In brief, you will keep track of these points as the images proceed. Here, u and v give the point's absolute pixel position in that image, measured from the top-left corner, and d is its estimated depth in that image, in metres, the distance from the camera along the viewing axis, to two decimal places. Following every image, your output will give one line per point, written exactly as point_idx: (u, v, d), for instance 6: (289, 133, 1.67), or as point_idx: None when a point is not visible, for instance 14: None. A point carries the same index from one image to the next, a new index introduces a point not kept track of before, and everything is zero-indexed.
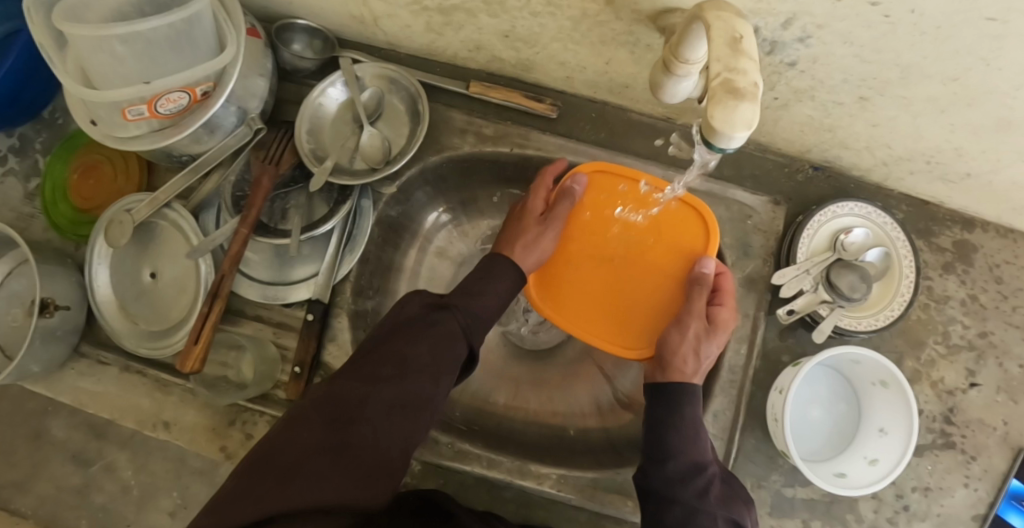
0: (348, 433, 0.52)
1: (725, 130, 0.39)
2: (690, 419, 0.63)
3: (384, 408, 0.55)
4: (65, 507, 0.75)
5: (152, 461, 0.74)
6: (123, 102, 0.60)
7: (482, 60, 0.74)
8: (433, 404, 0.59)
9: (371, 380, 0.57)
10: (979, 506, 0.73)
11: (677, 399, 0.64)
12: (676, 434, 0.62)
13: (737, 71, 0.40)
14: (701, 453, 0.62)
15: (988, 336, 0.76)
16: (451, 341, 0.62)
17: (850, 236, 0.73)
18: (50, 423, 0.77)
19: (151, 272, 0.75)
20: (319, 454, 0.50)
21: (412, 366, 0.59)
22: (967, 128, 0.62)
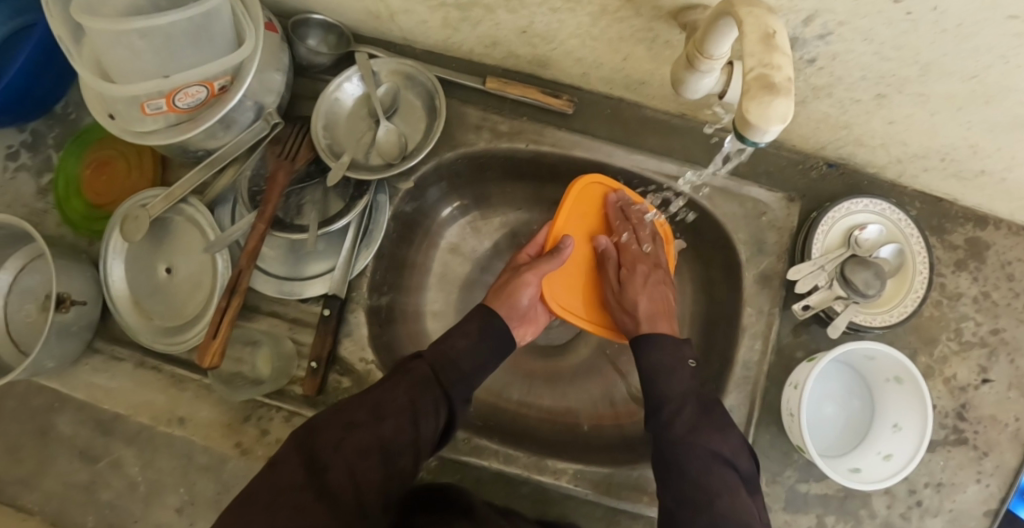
0: (321, 477, 0.54)
1: (760, 123, 0.39)
2: (662, 360, 0.66)
3: (360, 453, 0.56)
4: (73, 504, 0.74)
5: (159, 458, 0.74)
6: (142, 96, 0.61)
7: (498, 56, 0.74)
8: (412, 448, 0.59)
9: (347, 427, 0.58)
10: (991, 502, 0.73)
11: (649, 345, 0.67)
12: (654, 379, 0.65)
13: (770, 66, 0.40)
14: (684, 390, 0.63)
15: (1000, 333, 0.76)
16: (428, 385, 0.62)
17: (864, 232, 0.74)
18: (57, 420, 0.77)
19: (166, 268, 0.75)
20: (294, 495, 0.52)
21: (388, 412, 0.59)
22: (983, 126, 0.62)
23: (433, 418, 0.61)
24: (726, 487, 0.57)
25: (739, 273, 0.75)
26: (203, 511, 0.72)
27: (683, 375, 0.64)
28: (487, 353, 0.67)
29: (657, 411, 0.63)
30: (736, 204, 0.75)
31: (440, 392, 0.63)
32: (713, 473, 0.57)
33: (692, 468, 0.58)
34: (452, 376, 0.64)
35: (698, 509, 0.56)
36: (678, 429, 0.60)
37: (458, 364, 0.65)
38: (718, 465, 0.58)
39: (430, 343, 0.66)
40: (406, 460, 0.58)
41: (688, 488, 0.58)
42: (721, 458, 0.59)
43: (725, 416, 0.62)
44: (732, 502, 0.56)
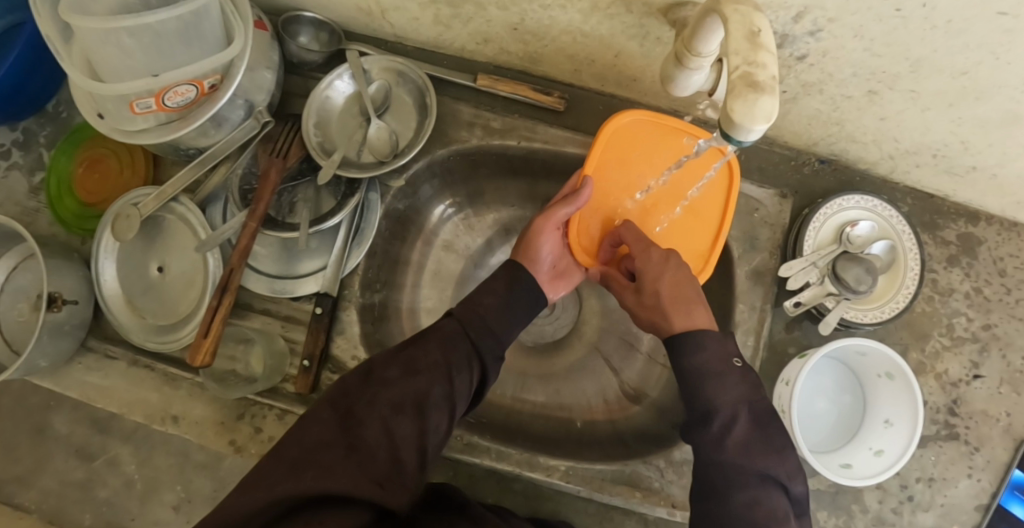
0: (356, 431, 0.54)
1: (745, 122, 0.39)
2: (704, 368, 0.58)
3: (392, 408, 0.56)
4: (68, 502, 0.75)
5: (155, 455, 0.74)
6: (131, 95, 0.61)
7: (490, 52, 0.74)
8: (445, 403, 0.59)
9: (380, 382, 0.58)
10: (982, 497, 0.73)
11: (691, 348, 0.59)
12: (694, 384, 0.58)
13: (755, 64, 0.40)
14: (734, 401, 0.56)
15: (991, 329, 0.77)
16: (457, 341, 0.62)
17: (856, 228, 0.74)
18: (53, 418, 0.77)
19: (158, 266, 0.75)
20: (326, 449, 0.52)
21: (420, 367, 0.59)
22: (974, 122, 0.62)
23: (466, 373, 0.61)
24: (773, 520, 0.51)
25: (731, 270, 0.75)
26: (198, 509, 0.73)
27: (730, 383, 0.57)
28: (517, 306, 0.67)
29: (701, 426, 0.56)
30: None
31: (471, 347, 0.63)
32: (759, 503, 0.52)
33: (737, 496, 0.53)
34: (483, 332, 0.64)
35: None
36: (723, 447, 0.54)
37: (487, 323, 0.64)
38: (770, 492, 0.53)
39: (458, 303, 0.66)
40: (439, 415, 0.58)
41: (729, 518, 0.52)
42: (769, 481, 0.53)
43: (783, 436, 0.55)
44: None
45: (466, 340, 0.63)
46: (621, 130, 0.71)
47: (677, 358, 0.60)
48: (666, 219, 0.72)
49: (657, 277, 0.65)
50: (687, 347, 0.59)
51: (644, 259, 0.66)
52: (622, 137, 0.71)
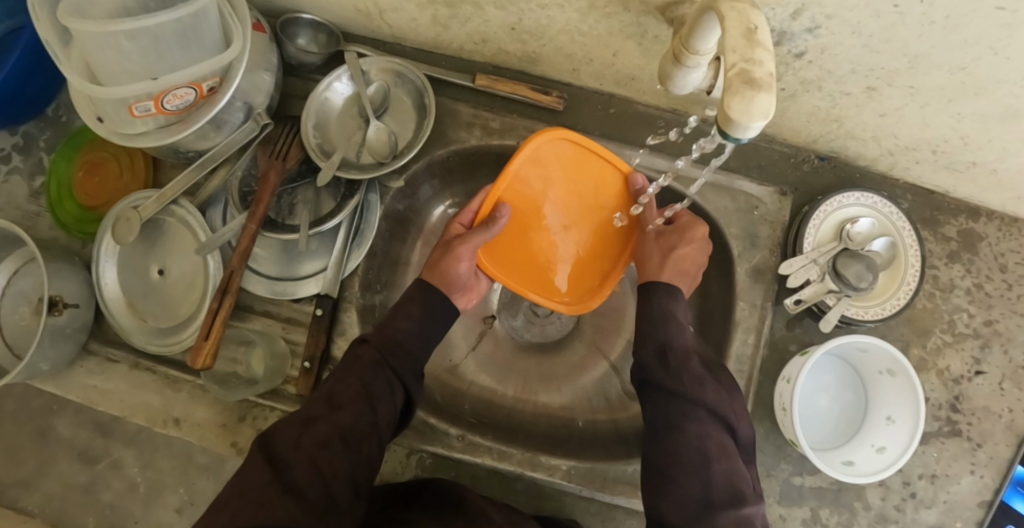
0: (288, 474, 0.55)
1: (742, 119, 0.38)
2: (674, 311, 0.65)
3: (319, 445, 0.56)
4: (73, 504, 0.75)
5: (159, 458, 0.75)
6: (130, 99, 0.61)
7: (488, 52, 0.74)
8: (372, 433, 0.60)
9: (306, 421, 0.58)
10: (984, 493, 0.74)
11: (667, 294, 0.66)
12: (661, 327, 0.64)
13: (752, 61, 0.40)
14: (688, 346, 0.63)
15: (993, 325, 0.77)
16: (378, 370, 0.62)
17: (856, 225, 0.74)
18: (56, 422, 0.77)
19: (158, 269, 0.75)
20: (265, 492, 0.53)
21: (341, 402, 0.60)
22: (974, 117, 0.62)
23: (388, 399, 0.62)
24: (721, 452, 0.58)
25: (732, 267, 0.75)
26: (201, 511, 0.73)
27: (687, 331, 0.64)
28: (431, 326, 0.68)
29: (661, 365, 0.62)
30: (729, 199, 0.75)
31: (391, 374, 0.63)
32: (710, 436, 0.59)
33: (691, 428, 0.59)
34: (402, 356, 0.64)
35: (691, 471, 0.57)
36: (683, 383, 0.61)
37: (406, 345, 0.65)
38: (719, 427, 0.60)
39: (375, 328, 0.66)
40: (369, 444, 0.59)
41: (684, 450, 0.58)
42: (719, 418, 0.60)
43: (728, 377, 0.63)
44: (728, 467, 0.58)
45: (384, 365, 0.63)
46: (533, 153, 0.70)
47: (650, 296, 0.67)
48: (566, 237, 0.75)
49: (683, 241, 0.68)
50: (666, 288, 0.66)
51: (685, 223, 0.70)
52: (536, 159, 0.70)
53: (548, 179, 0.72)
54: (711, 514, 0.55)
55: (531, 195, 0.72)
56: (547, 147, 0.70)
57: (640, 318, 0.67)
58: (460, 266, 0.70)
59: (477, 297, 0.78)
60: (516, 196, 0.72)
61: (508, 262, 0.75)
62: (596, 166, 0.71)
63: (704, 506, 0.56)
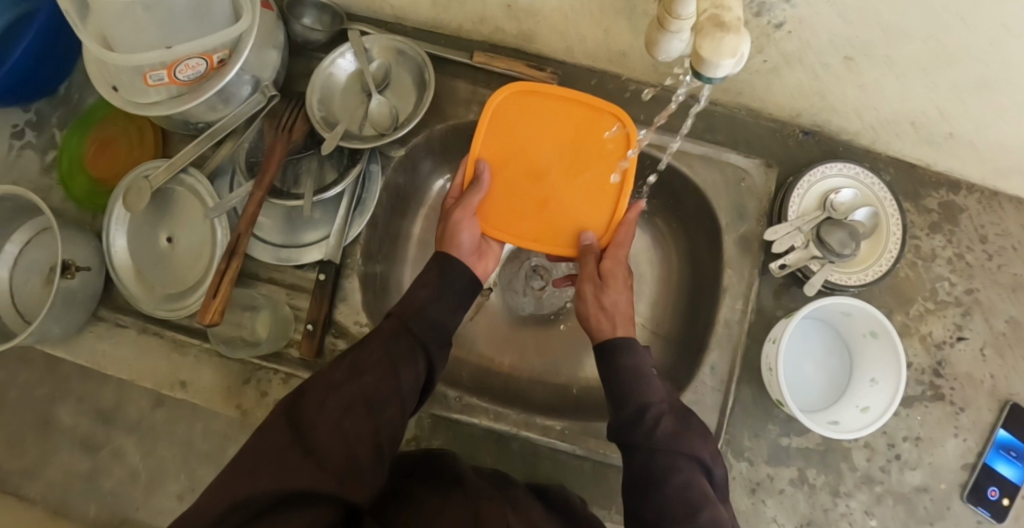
0: (311, 436, 0.57)
1: (713, 57, 0.42)
2: (637, 368, 0.66)
3: (342, 408, 0.59)
4: (74, 494, 0.77)
5: (159, 446, 0.77)
6: (145, 67, 0.65)
7: (485, 31, 0.78)
8: (395, 398, 0.62)
9: (332, 386, 0.61)
10: (968, 456, 0.76)
11: (625, 351, 0.67)
12: (626, 390, 0.65)
13: (723, 7, 0.42)
14: (661, 403, 0.64)
15: (974, 294, 0.80)
16: (402, 340, 0.65)
17: (839, 196, 0.76)
18: (59, 411, 0.79)
19: (167, 237, 0.78)
20: (287, 452, 0.55)
21: (365, 367, 0.62)
22: (949, 89, 0.65)
23: (411, 367, 0.64)
24: (704, 497, 0.59)
25: (720, 237, 0.77)
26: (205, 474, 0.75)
27: (657, 385, 0.65)
28: (451, 299, 0.70)
29: (637, 427, 0.63)
30: (717, 172, 0.78)
31: (415, 343, 0.66)
32: (693, 486, 0.60)
33: (674, 480, 0.60)
34: (426, 328, 0.67)
35: (679, 523, 0.58)
36: (655, 443, 0.62)
37: (433, 319, 0.68)
38: (698, 475, 0.61)
39: (398, 302, 0.69)
40: (391, 410, 0.61)
41: (668, 505, 0.59)
42: (695, 464, 0.61)
43: (700, 422, 0.65)
44: (712, 513, 0.58)
45: (407, 336, 0.66)
46: (501, 107, 0.75)
47: (609, 364, 0.67)
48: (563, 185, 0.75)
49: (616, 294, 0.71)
50: (622, 351, 0.67)
51: (609, 270, 0.72)
52: (507, 116, 0.75)
53: (523, 132, 0.75)
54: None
55: (511, 148, 0.75)
56: (513, 104, 0.75)
57: (607, 383, 0.67)
58: (466, 225, 0.72)
59: (495, 263, 0.78)
60: (498, 153, 0.75)
61: (506, 219, 0.75)
62: (565, 111, 0.75)
63: None
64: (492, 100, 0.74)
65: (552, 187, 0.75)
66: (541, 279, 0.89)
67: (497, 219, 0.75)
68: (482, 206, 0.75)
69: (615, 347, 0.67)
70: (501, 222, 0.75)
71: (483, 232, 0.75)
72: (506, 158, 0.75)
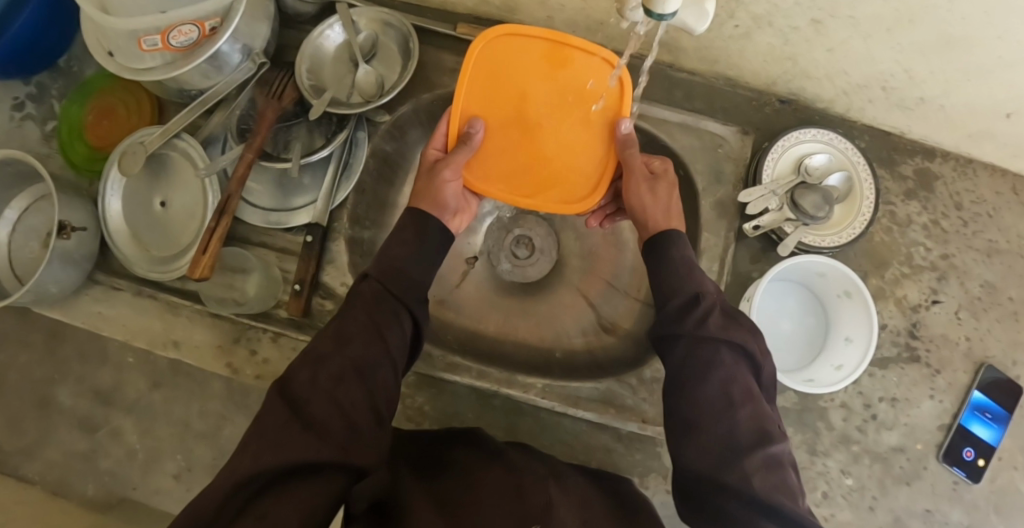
0: (307, 411, 0.56)
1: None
2: (688, 261, 0.65)
3: (334, 379, 0.58)
4: (72, 472, 0.79)
5: (157, 426, 0.79)
6: (139, 32, 0.68)
7: (469, 3, 0.80)
8: (385, 361, 0.61)
9: (320, 359, 0.59)
10: (944, 417, 0.78)
11: (675, 243, 0.65)
12: (677, 282, 0.63)
13: None
14: (712, 295, 0.62)
15: (949, 258, 0.81)
16: (383, 301, 0.64)
17: (814, 160, 0.79)
18: (58, 391, 0.81)
19: (161, 201, 0.80)
20: (285, 430, 0.54)
21: (350, 335, 0.61)
22: (914, 47, 0.67)
23: (396, 327, 0.63)
24: (746, 394, 0.58)
25: (697, 202, 0.79)
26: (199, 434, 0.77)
27: (706, 279, 0.64)
28: (429, 252, 0.69)
29: (685, 313, 0.61)
30: (694, 137, 0.80)
31: (397, 303, 0.65)
32: (736, 379, 0.58)
33: (717, 373, 0.58)
34: (407, 287, 0.66)
35: (718, 418, 0.57)
36: (705, 331, 0.60)
37: (417, 283, 0.67)
38: (743, 370, 0.59)
39: (373, 262, 0.67)
40: (383, 374, 0.61)
41: (708, 398, 0.58)
42: (742, 358, 0.60)
43: (748, 319, 0.63)
44: (753, 411, 0.57)
45: (387, 296, 0.65)
46: (479, 59, 0.72)
47: (658, 260, 0.65)
48: (560, 131, 0.73)
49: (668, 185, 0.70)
50: (672, 243, 0.65)
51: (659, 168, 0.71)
52: (486, 67, 0.72)
53: (507, 86, 0.72)
54: (740, 457, 0.55)
55: (498, 103, 0.73)
56: (492, 58, 0.72)
57: (654, 272, 0.65)
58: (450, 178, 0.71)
59: (470, 218, 0.80)
60: (486, 109, 0.73)
61: (504, 177, 0.73)
62: (547, 58, 0.72)
63: (731, 447, 0.56)
64: (469, 57, 0.71)
65: (546, 138, 0.73)
66: (527, 249, 0.91)
67: (494, 176, 0.73)
68: (473, 164, 0.73)
69: (663, 240, 0.66)
70: (500, 178, 0.73)
71: (465, 182, 0.73)
72: (495, 114, 0.73)
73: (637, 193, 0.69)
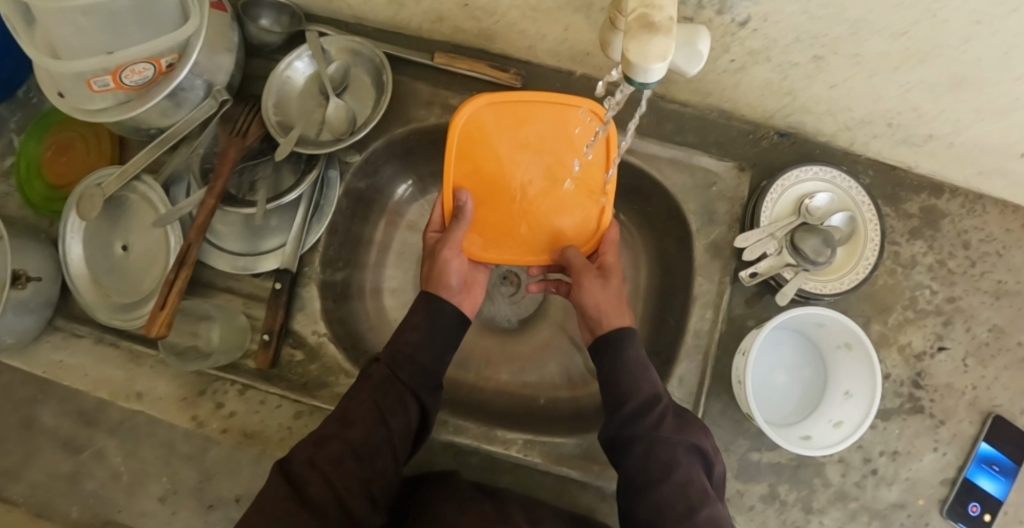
0: (304, 490, 0.58)
1: (639, 62, 0.39)
2: (642, 357, 0.66)
3: (335, 461, 0.60)
4: (55, 494, 0.75)
5: (141, 446, 0.75)
6: (88, 73, 0.62)
7: (446, 31, 0.75)
8: (386, 447, 0.62)
9: (323, 438, 0.61)
10: (948, 471, 0.73)
11: (628, 342, 0.66)
12: (630, 382, 0.64)
13: (653, 6, 0.40)
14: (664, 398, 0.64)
15: (956, 301, 0.76)
16: (390, 386, 0.65)
17: (814, 201, 0.74)
18: (41, 411, 0.77)
19: (123, 245, 0.76)
20: (282, 507, 0.56)
21: (354, 418, 0.62)
22: (922, 87, 0.62)
23: (401, 415, 0.64)
24: (704, 495, 0.59)
25: (690, 243, 0.75)
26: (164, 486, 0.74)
27: (655, 377, 0.65)
28: (441, 341, 0.68)
29: (640, 417, 0.62)
30: (686, 174, 0.75)
31: (404, 388, 0.65)
32: (693, 481, 0.60)
33: (674, 476, 0.60)
34: (415, 374, 0.66)
35: (677, 519, 0.58)
36: (660, 434, 0.61)
37: (427, 368, 0.67)
38: (698, 470, 0.61)
39: (385, 346, 0.68)
40: (382, 458, 0.62)
41: (667, 501, 0.59)
42: (696, 459, 0.61)
43: (697, 418, 0.65)
44: (712, 512, 0.58)
45: (395, 383, 0.65)
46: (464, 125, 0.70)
47: (614, 356, 0.66)
48: (553, 196, 0.72)
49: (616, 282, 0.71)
50: (624, 343, 0.66)
51: (610, 264, 0.71)
52: (474, 134, 0.70)
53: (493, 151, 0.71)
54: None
55: (486, 167, 0.71)
56: (478, 121, 0.70)
57: (607, 373, 0.66)
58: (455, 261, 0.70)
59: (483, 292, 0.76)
60: (471, 174, 0.71)
61: (489, 244, 0.72)
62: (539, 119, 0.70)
63: None
64: (457, 119, 0.69)
65: (533, 205, 0.72)
66: (511, 285, 0.87)
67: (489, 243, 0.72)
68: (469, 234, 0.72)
69: (613, 341, 0.66)
70: (495, 246, 0.72)
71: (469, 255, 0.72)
72: (482, 179, 0.71)
73: (587, 286, 0.69)
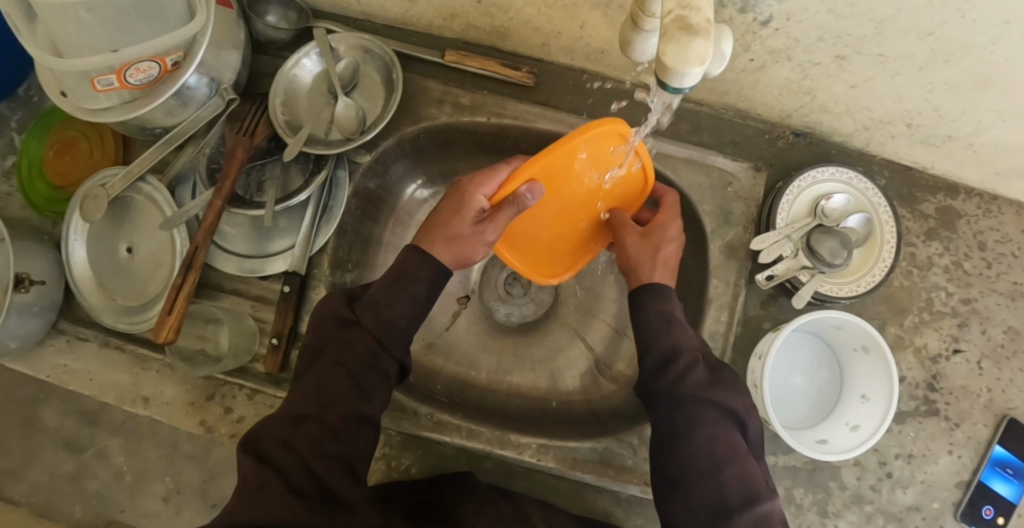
0: (285, 476, 0.55)
1: (677, 66, 0.38)
2: (667, 313, 0.65)
3: (316, 441, 0.57)
4: (57, 495, 0.74)
5: (146, 448, 0.74)
6: (92, 72, 0.61)
7: (457, 27, 0.74)
8: (366, 421, 0.60)
9: (301, 418, 0.58)
10: (963, 473, 0.72)
11: (665, 294, 0.65)
12: (654, 334, 0.64)
13: (690, 7, 0.38)
14: (694, 349, 0.63)
15: (971, 303, 0.76)
16: (371, 357, 0.61)
17: (831, 201, 0.73)
18: (43, 411, 0.76)
19: (128, 247, 0.75)
20: (262, 495, 0.53)
21: (332, 397, 0.59)
22: (945, 87, 0.61)
23: (381, 386, 0.62)
24: (730, 452, 0.58)
25: (705, 245, 0.73)
26: (168, 486, 0.73)
27: (688, 331, 0.64)
28: (423, 307, 0.65)
29: (664, 372, 0.62)
30: (702, 174, 0.74)
31: (386, 358, 0.62)
32: (719, 438, 0.58)
33: (699, 431, 0.59)
34: (396, 342, 0.63)
35: (702, 476, 0.58)
36: (687, 388, 0.60)
37: (405, 330, 0.64)
38: (728, 427, 0.59)
39: (361, 306, 0.63)
40: (364, 433, 0.60)
41: (692, 458, 0.58)
42: (727, 416, 0.60)
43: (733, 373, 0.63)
44: (739, 468, 0.57)
45: (376, 351, 0.62)
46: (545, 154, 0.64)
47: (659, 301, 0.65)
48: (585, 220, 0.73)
49: (666, 239, 0.68)
50: (664, 295, 0.65)
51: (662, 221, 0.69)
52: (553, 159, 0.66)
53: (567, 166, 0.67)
54: (728, 518, 0.56)
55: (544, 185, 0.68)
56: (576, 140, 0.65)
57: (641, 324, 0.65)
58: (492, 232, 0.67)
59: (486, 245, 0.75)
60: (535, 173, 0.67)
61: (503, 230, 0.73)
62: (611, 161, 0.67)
63: (719, 509, 0.56)
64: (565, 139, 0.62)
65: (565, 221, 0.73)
66: (521, 285, 0.87)
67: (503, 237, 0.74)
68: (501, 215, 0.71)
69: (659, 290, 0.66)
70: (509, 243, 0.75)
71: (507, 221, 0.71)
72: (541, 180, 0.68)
73: (626, 240, 0.69)
